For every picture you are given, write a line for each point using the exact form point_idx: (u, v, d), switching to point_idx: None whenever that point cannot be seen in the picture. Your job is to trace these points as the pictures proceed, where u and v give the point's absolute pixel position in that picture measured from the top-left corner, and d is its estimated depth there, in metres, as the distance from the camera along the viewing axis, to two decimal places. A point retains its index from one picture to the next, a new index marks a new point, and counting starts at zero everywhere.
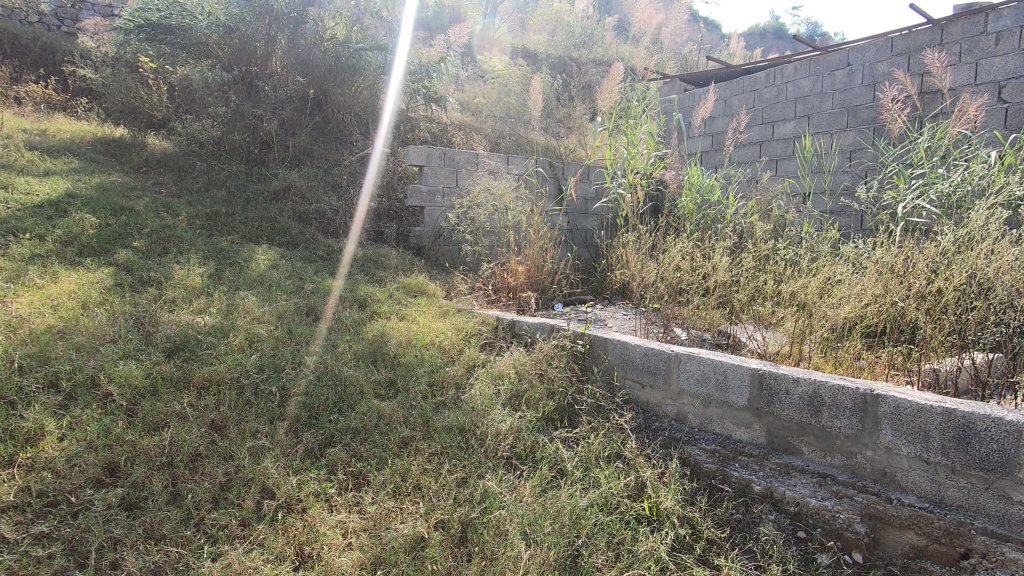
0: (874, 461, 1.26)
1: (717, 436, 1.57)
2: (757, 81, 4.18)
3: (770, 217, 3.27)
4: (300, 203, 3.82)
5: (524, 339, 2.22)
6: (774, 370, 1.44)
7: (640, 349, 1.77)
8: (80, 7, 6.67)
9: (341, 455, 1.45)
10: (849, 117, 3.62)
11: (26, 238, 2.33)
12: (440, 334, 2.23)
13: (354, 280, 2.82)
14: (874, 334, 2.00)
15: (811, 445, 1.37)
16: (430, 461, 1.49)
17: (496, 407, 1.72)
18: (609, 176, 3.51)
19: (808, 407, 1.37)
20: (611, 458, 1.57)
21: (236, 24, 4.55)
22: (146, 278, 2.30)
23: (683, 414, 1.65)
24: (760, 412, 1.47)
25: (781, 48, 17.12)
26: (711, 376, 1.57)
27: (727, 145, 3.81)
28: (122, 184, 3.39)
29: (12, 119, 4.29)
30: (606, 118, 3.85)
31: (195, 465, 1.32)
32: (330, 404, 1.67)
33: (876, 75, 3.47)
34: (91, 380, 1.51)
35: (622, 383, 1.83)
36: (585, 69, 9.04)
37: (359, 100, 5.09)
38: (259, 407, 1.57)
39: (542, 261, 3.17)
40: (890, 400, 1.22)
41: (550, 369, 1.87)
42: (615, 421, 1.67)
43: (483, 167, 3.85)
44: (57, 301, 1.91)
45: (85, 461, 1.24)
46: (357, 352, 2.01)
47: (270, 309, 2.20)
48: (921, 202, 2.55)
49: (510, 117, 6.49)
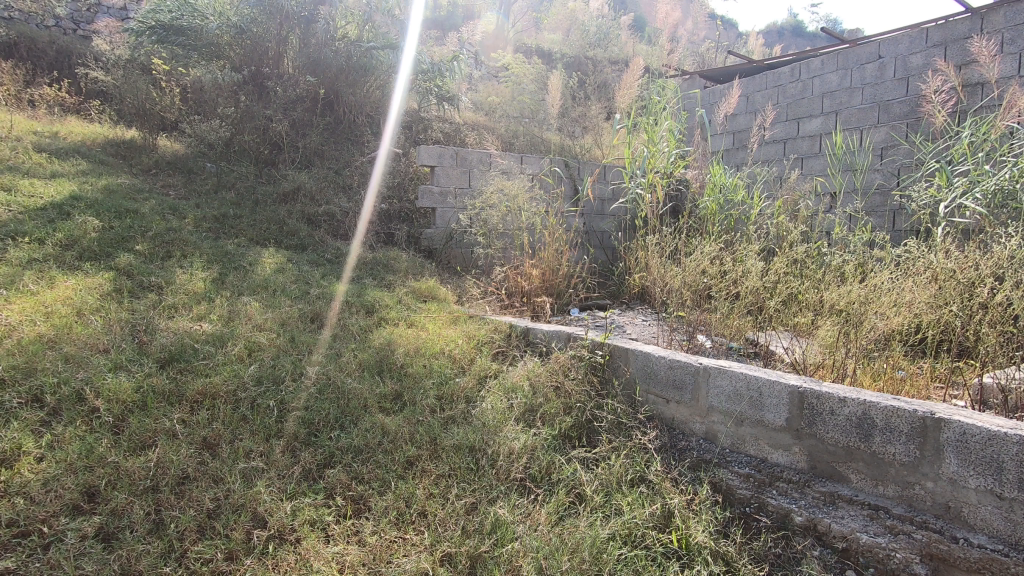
0: (935, 494, 1.11)
1: (750, 458, 1.43)
2: (782, 76, 4.01)
3: (798, 218, 3.10)
4: (309, 205, 3.73)
5: (538, 348, 2.10)
6: (816, 388, 1.30)
7: (664, 361, 1.63)
8: (96, 10, 6.70)
9: (341, 477, 1.34)
10: (881, 113, 3.45)
11: (25, 242, 2.26)
12: (450, 342, 2.12)
13: (362, 284, 2.72)
14: (922, 345, 1.84)
15: (860, 472, 1.23)
16: (437, 485, 1.37)
17: (509, 423, 1.61)
18: (628, 175, 3.37)
19: (856, 430, 1.22)
20: (634, 483, 1.44)
21: (247, 24, 4.50)
22: (146, 284, 2.22)
23: (712, 433, 1.52)
24: (799, 433, 1.33)
25: (800, 46, 16.82)
26: (744, 393, 1.44)
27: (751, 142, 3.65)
28: (129, 187, 3.33)
29: (24, 122, 4.28)
30: (624, 116, 3.70)
31: (182, 489, 1.22)
32: (332, 419, 1.56)
33: (910, 67, 3.31)
34: (78, 394, 1.42)
35: (645, 397, 1.70)
36: (600, 68, 8.91)
37: (371, 100, 5.01)
38: (255, 424, 1.46)
39: (558, 264, 3.04)
40: (955, 425, 1.07)
41: (567, 383, 1.75)
42: (637, 440, 1.54)
43: (497, 166, 3.74)
44: (51, 308, 1.83)
45: (63, 485, 1.15)
46: (362, 361, 1.91)
47: (273, 316, 2.10)
48: (965, 200, 2.38)
49: (524, 116, 6.37)
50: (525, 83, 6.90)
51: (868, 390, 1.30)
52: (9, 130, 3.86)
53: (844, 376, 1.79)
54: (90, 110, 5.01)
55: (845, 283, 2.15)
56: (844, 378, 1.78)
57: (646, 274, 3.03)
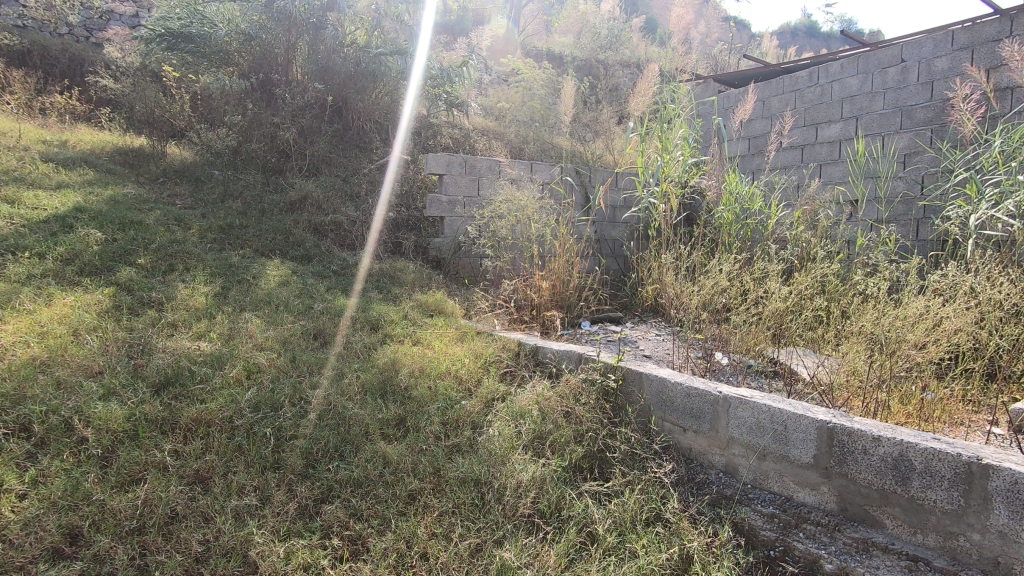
0: (982, 547, 1.02)
1: (774, 496, 1.34)
2: (799, 80, 3.92)
3: (818, 228, 3.00)
4: (315, 215, 3.68)
5: (549, 369, 2.01)
6: (847, 425, 1.21)
7: (681, 388, 1.55)
8: (108, 18, 6.74)
9: (339, 514, 1.27)
10: (904, 118, 3.34)
11: (25, 257, 2.22)
12: (456, 362, 2.04)
13: (367, 298, 2.66)
14: (958, 370, 1.74)
15: (896, 518, 1.13)
16: (440, 523, 1.29)
17: (517, 452, 1.53)
18: (641, 184, 3.28)
19: (893, 472, 1.13)
20: (650, 521, 1.35)
21: (256, 31, 4.51)
22: (147, 300, 2.17)
23: (733, 467, 1.43)
24: (828, 472, 1.24)
25: (814, 46, 16.61)
26: (768, 426, 1.34)
27: (769, 149, 3.53)
28: (135, 197, 3.30)
29: (34, 130, 4.28)
30: (638, 122, 3.61)
31: (170, 530, 1.15)
32: (331, 448, 1.49)
33: (935, 72, 3.20)
34: (67, 424, 1.36)
35: (660, 425, 1.61)
36: (612, 72, 8.82)
37: (380, 106, 4.97)
38: (250, 455, 1.40)
39: (568, 276, 2.96)
40: (1006, 473, 0.98)
41: (578, 408, 1.66)
42: (653, 473, 1.45)
43: (506, 175, 3.67)
44: (46, 328, 1.78)
45: (44, 527, 1.09)
46: (365, 383, 1.84)
47: (274, 334, 2.04)
48: (996, 212, 2.27)
49: (534, 121, 6.29)
50: (536, 88, 6.83)
51: (904, 428, 1.20)
52: (18, 139, 3.86)
53: (875, 403, 1.68)
54: (100, 118, 5.01)
55: (871, 301, 2.05)
56: (875, 404, 1.68)
57: (661, 287, 2.94)
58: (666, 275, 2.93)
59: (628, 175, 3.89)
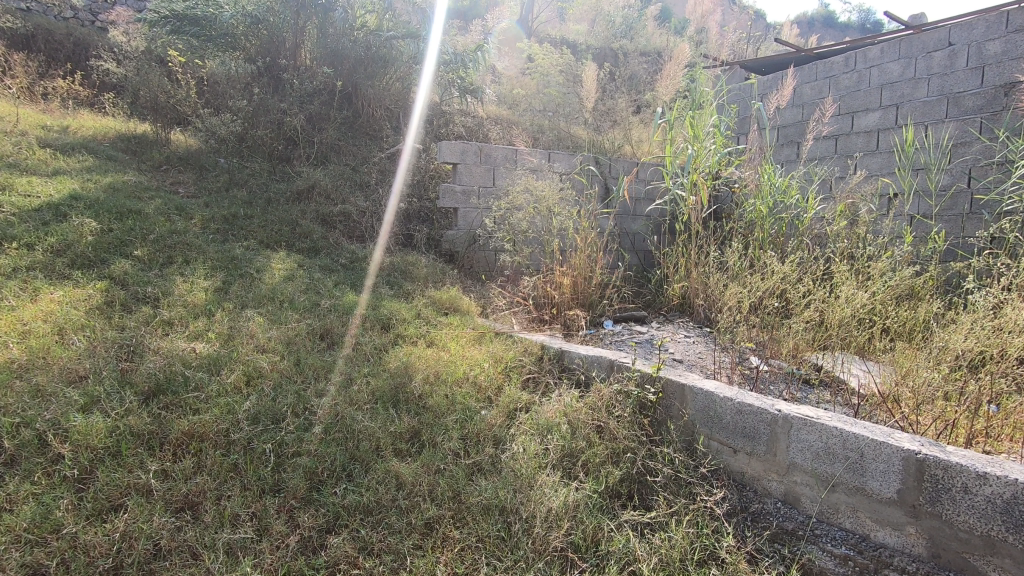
0: None
1: (846, 534, 1.16)
2: (834, 66, 3.70)
3: (859, 224, 2.80)
4: (324, 205, 3.51)
5: (576, 375, 1.84)
6: (941, 457, 1.03)
7: (732, 404, 1.37)
8: (113, 2, 6.59)
9: (346, 549, 1.11)
10: (950, 106, 3.11)
11: (13, 247, 2.08)
12: (475, 366, 1.88)
13: (378, 294, 2.49)
14: None
15: (1005, 572, 0.95)
16: (462, 559, 1.13)
17: (545, 474, 1.37)
18: (668, 175, 3.05)
19: (1002, 517, 0.95)
20: (701, 560, 1.18)
21: (263, 14, 4.35)
22: (142, 295, 2.02)
23: (794, 497, 1.25)
24: (916, 511, 1.06)
25: (833, 36, 16.21)
26: (839, 452, 1.17)
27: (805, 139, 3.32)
28: (135, 185, 3.15)
29: (34, 116, 4.15)
30: (666, 109, 3.39)
31: (151, 569, 1.00)
32: (338, 467, 1.33)
33: (986, 56, 2.97)
34: (41, 439, 1.21)
35: (706, 445, 1.44)
36: (628, 60, 8.58)
37: (391, 92, 4.72)
38: (247, 476, 1.24)
39: (590, 272, 2.79)
40: None
41: (614, 423, 1.50)
42: (702, 503, 1.28)
43: (523, 165, 3.49)
44: (28, 327, 1.63)
45: (4, 567, 0.94)
46: (376, 390, 1.68)
47: (278, 334, 1.88)
48: None
49: (550, 110, 6.08)
50: (551, 76, 6.61)
51: (1009, 462, 1.02)
52: (16, 124, 3.72)
53: (953, 424, 1.49)
54: (103, 103, 4.87)
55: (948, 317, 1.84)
56: (954, 425, 1.49)
57: (692, 286, 2.81)
58: (700, 273, 2.79)
59: (652, 165, 3.70)
